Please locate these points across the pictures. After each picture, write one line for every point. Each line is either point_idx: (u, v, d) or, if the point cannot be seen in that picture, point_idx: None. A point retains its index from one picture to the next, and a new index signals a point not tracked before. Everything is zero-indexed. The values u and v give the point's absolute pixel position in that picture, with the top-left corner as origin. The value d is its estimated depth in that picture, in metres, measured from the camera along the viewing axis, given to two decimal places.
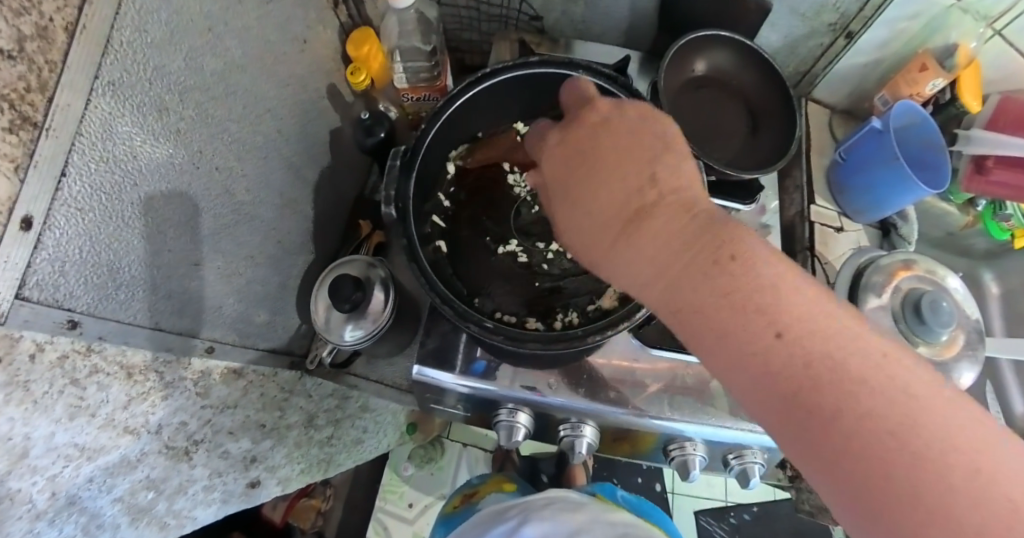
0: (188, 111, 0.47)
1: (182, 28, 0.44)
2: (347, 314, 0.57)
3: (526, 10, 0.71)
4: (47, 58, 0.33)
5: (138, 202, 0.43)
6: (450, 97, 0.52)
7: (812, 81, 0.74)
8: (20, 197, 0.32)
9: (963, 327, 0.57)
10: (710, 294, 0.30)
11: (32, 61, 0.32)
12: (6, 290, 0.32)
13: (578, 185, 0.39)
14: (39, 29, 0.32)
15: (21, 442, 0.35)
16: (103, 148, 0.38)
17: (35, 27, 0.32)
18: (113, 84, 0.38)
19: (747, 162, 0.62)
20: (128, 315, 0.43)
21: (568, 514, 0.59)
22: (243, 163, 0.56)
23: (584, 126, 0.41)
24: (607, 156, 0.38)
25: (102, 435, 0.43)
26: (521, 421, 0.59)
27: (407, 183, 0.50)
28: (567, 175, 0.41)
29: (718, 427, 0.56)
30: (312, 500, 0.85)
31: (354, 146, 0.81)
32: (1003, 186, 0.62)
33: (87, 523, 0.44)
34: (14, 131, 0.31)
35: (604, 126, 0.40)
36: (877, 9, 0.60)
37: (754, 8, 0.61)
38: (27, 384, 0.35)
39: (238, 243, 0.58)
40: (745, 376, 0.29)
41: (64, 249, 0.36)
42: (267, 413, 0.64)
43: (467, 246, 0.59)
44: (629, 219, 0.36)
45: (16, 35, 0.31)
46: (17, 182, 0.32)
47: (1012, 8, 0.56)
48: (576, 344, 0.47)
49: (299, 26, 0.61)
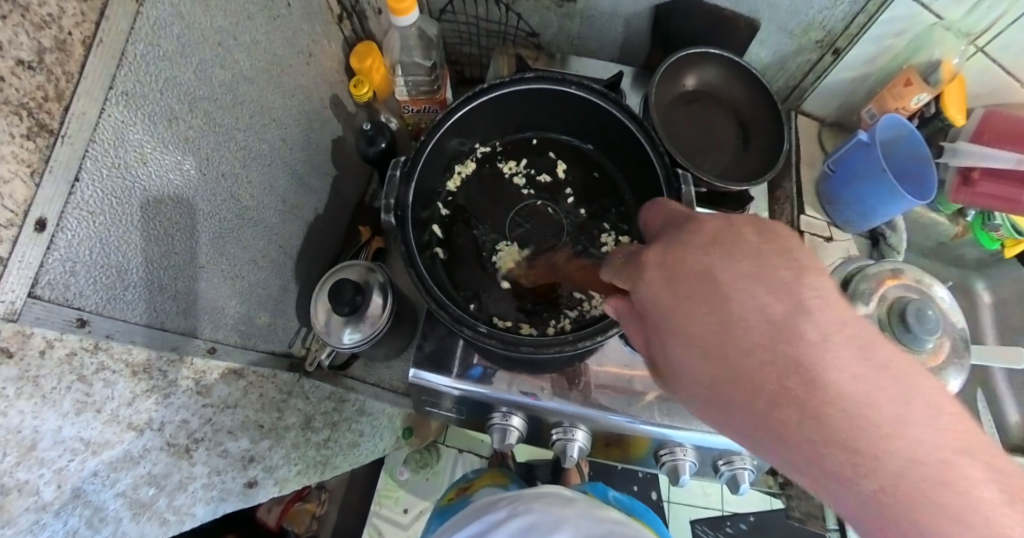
0: (198, 120, 0.49)
1: (193, 43, 0.46)
2: (346, 318, 0.59)
3: (523, 27, 0.74)
4: (65, 69, 0.35)
5: (148, 206, 0.45)
6: (449, 111, 0.54)
7: (801, 95, 0.76)
8: (37, 200, 0.34)
9: (950, 334, 0.58)
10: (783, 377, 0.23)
11: (50, 72, 0.34)
12: (20, 287, 0.33)
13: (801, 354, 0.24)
14: (58, 43, 0.34)
15: (30, 435, 0.37)
16: (116, 154, 0.40)
17: (54, 41, 0.34)
18: (127, 93, 0.40)
19: (736, 175, 0.64)
20: (134, 315, 0.45)
21: (556, 508, 0.60)
22: (248, 170, 0.59)
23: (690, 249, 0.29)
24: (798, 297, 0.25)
25: (107, 430, 0.44)
26: (515, 424, 0.60)
27: (407, 191, 0.52)
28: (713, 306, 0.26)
29: (708, 434, 0.57)
30: (307, 504, 0.87)
31: (356, 154, 0.83)
32: (991, 198, 0.63)
33: (91, 516, 0.45)
34: (31, 138, 0.33)
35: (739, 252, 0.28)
36: (861, 28, 0.62)
37: (744, 26, 0.65)
38: (37, 379, 0.36)
39: (241, 246, 0.60)
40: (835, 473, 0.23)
41: (75, 250, 0.38)
42: (266, 414, 0.66)
43: (464, 253, 0.61)
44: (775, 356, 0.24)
45: (38, 46, 0.33)
46: (34, 185, 0.34)
47: (993, 26, 0.57)
48: (567, 349, 0.48)
49: (305, 40, 0.64)
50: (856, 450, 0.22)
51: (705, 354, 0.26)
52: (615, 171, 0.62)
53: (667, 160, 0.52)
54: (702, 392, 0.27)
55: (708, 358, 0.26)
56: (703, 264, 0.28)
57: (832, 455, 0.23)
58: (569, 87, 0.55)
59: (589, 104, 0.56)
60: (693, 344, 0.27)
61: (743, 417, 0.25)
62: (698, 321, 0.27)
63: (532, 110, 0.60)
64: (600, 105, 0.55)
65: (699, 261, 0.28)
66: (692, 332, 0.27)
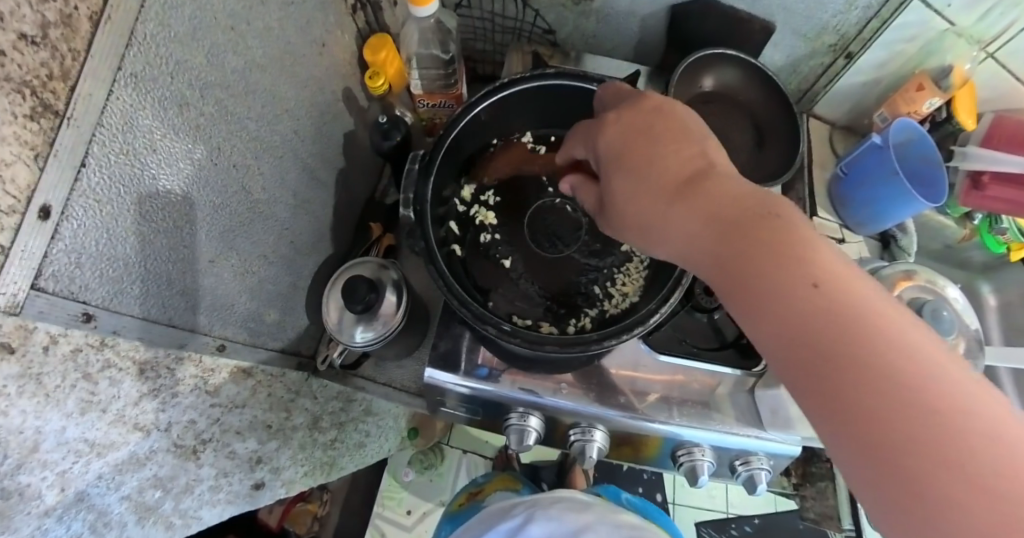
0: (208, 108, 0.47)
1: (205, 26, 0.44)
2: (359, 315, 0.57)
3: (539, 23, 0.73)
4: (70, 46, 0.33)
5: (156, 195, 0.43)
6: (468, 105, 0.53)
7: (813, 98, 0.76)
8: (40, 186, 0.32)
9: (964, 335, 0.58)
10: (700, 195, 0.34)
11: (55, 49, 0.32)
12: (22, 279, 0.31)
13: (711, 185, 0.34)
14: (64, 17, 0.32)
15: (32, 436, 0.35)
16: (124, 140, 0.38)
17: (59, 15, 0.32)
18: (135, 76, 0.38)
19: (754, 175, 0.64)
20: (142, 310, 0.43)
21: (574, 513, 0.59)
22: (260, 162, 0.57)
23: (638, 111, 0.40)
24: (715, 157, 0.36)
25: (113, 431, 0.42)
26: (532, 425, 0.59)
27: (425, 186, 0.50)
28: (647, 152, 0.38)
29: (724, 433, 0.57)
30: (309, 505, 0.86)
31: (367, 149, 0.82)
32: (1001, 202, 0.63)
33: (94, 520, 0.43)
34: (34, 119, 0.31)
35: (676, 122, 0.39)
36: (875, 32, 0.63)
37: (760, 28, 0.65)
38: (39, 376, 0.35)
39: (251, 241, 0.58)
40: (729, 266, 0.32)
41: (81, 240, 0.36)
42: (274, 414, 0.64)
43: (481, 250, 0.60)
44: (685, 185, 0.35)
45: (41, 20, 0.31)
46: (37, 169, 0.32)
47: (1004, 33, 0.57)
48: (592, 348, 0.47)
49: (318, 30, 0.63)
50: (743, 242, 0.31)
51: (638, 182, 0.37)
52: None
53: None
54: (629, 212, 0.38)
55: (676, 225, 0.35)
56: (647, 124, 0.39)
57: (733, 241, 0.32)
58: (591, 84, 0.54)
59: None
60: (635, 176, 0.37)
61: (708, 265, 0.33)
62: (642, 160, 0.37)
63: (551, 106, 0.59)
64: None
65: (652, 147, 0.37)
66: (635, 168, 0.38)
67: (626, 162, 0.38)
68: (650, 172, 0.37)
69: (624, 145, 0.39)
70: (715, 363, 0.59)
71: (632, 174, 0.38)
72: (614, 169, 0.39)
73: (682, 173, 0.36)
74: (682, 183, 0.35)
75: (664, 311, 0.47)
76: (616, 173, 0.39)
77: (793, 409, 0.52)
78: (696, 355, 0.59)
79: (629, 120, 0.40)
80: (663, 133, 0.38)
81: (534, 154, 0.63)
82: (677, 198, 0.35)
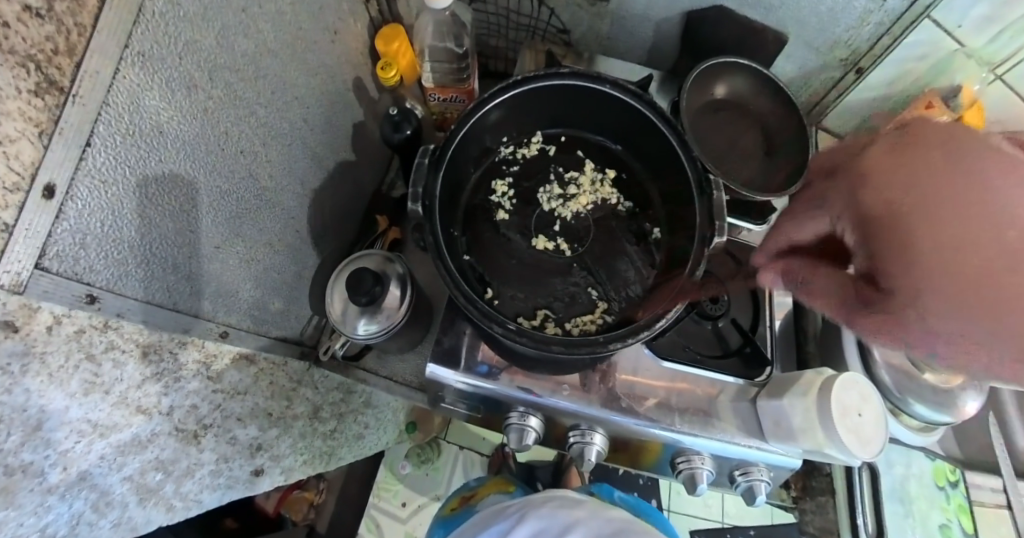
0: (218, 91, 0.47)
1: (215, 7, 0.44)
2: (363, 308, 0.57)
3: (554, 22, 0.73)
4: (77, 21, 0.32)
5: (162, 177, 0.43)
6: (482, 100, 0.52)
7: (823, 112, 0.76)
8: (45, 163, 0.32)
9: None
10: (921, 182, 0.27)
11: (61, 23, 0.32)
12: (27, 258, 0.31)
13: (922, 205, 0.27)
14: None
15: (36, 414, 0.35)
16: (129, 121, 0.38)
17: None
18: (143, 55, 0.38)
19: (761, 185, 0.63)
20: (147, 293, 0.44)
21: (566, 510, 0.59)
22: (267, 149, 0.57)
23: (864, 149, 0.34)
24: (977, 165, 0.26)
25: (115, 413, 0.42)
26: (532, 425, 0.59)
27: (436, 181, 0.50)
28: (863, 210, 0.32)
29: (727, 443, 0.57)
30: (306, 492, 0.87)
31: (376, 141, 0.82)
32: None
33: (97, 499, 0.43)
34: (39, 95, 0.31)
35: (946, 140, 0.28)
36: (886, 49, 0.63)
37: (773, 39, 0.64)
38: (44, 355, 0.35)
39: (258, 229, 0.59)
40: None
41: (86, 221, 0.36)
42: (275, 402, 0.65)
43: (488, 247, 0.60)
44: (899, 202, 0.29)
45: None
46: (42, 147, 0.32)
47: (1012, 56, 0.60)
48: (598, 351, 0.46)
49: (330, 17, 0.63)
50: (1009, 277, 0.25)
51: (880, 205, 0.30)
52: (644, 174, 0.62)
53: (701, 165, 0.51)
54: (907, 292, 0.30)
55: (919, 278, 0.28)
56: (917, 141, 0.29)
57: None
58: (604, 85, 0.54)
59: (624, 104, 0.55)
60: (909, 241, 0.28)
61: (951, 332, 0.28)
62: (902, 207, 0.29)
63: (564, 106, 0.59)
64: (634, 106, 0.54)
65: (877, 175, 0.31)
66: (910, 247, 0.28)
67: (879, 219, 0.30)
68: (892, 218, 0.29)
69: (886, 170, 0.30)
70: (717, 372, 0.59)
71: (886, 207, 0.30)
72: (863, 210, 0.32)
73: (936, 238, 0.27)
74: (947, 239, 0.26)
75: (672, 316, 0.46)
76: (871, 196, 0.31)
77: (796, 421, 0.52)
78: (698, 363, 0.60)
79: (880, 148, 0.32)
80: (901, 173, 0.29)
81: (545, 154, 0.64)
82: (903, 211, 0.28)
